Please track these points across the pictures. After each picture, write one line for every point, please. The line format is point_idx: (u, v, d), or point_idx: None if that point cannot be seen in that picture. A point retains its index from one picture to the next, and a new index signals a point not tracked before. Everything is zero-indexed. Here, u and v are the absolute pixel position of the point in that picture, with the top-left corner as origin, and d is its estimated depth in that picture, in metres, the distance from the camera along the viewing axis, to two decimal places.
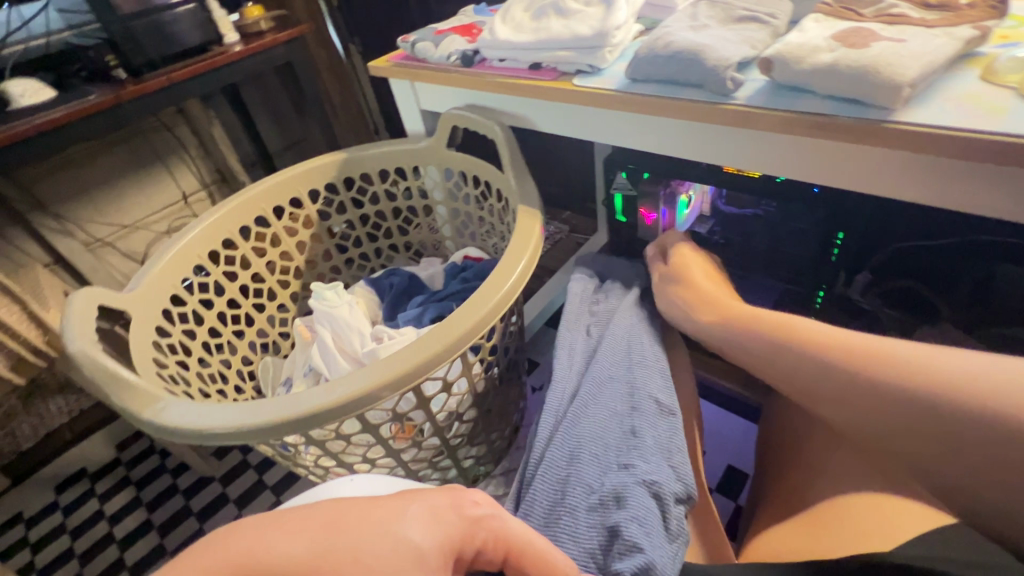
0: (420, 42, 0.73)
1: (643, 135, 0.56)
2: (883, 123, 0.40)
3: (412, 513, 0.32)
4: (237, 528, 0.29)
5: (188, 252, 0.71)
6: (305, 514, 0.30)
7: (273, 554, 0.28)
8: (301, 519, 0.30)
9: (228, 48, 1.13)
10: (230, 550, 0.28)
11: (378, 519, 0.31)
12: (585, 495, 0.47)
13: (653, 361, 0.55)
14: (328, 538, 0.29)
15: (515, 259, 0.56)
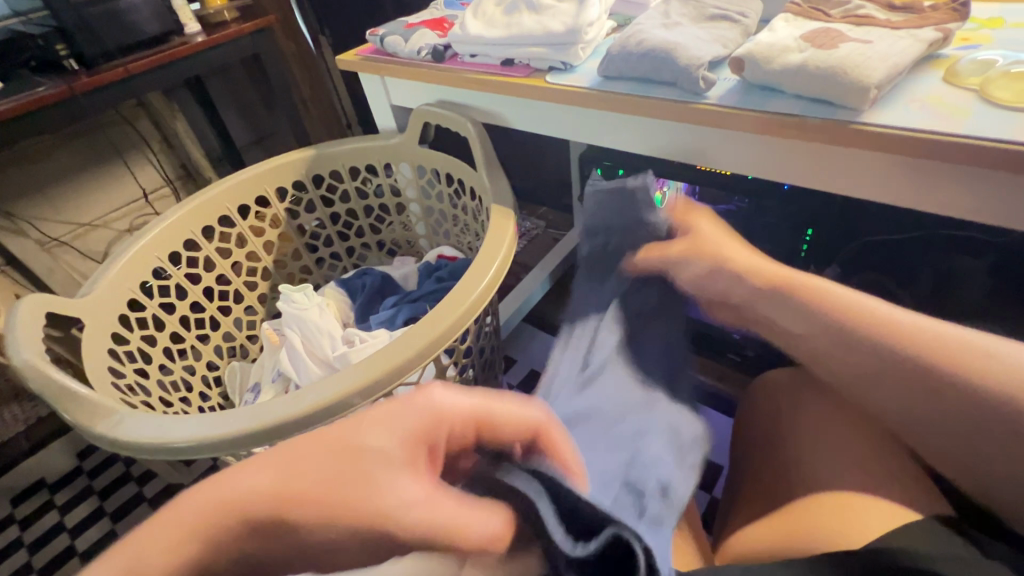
0: (390, 36, 0.71)
1: (618, 134, 0.55)
2: (850, 125, 0.40)
3: (366, 424, 0.31)
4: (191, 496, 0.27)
5: (147, 255, 0.68)
6: (270, 454, 0.29)
7: (241, 491, 0.27)
8: (263, 459, 0.29)
9: (190, 38, 1.08)
10: (199, 508, 0.27)
11: (330, 439, 0.30)
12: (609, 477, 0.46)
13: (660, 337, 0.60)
14: (290, 469, 0.28)
15: (488, 260, 0.55)
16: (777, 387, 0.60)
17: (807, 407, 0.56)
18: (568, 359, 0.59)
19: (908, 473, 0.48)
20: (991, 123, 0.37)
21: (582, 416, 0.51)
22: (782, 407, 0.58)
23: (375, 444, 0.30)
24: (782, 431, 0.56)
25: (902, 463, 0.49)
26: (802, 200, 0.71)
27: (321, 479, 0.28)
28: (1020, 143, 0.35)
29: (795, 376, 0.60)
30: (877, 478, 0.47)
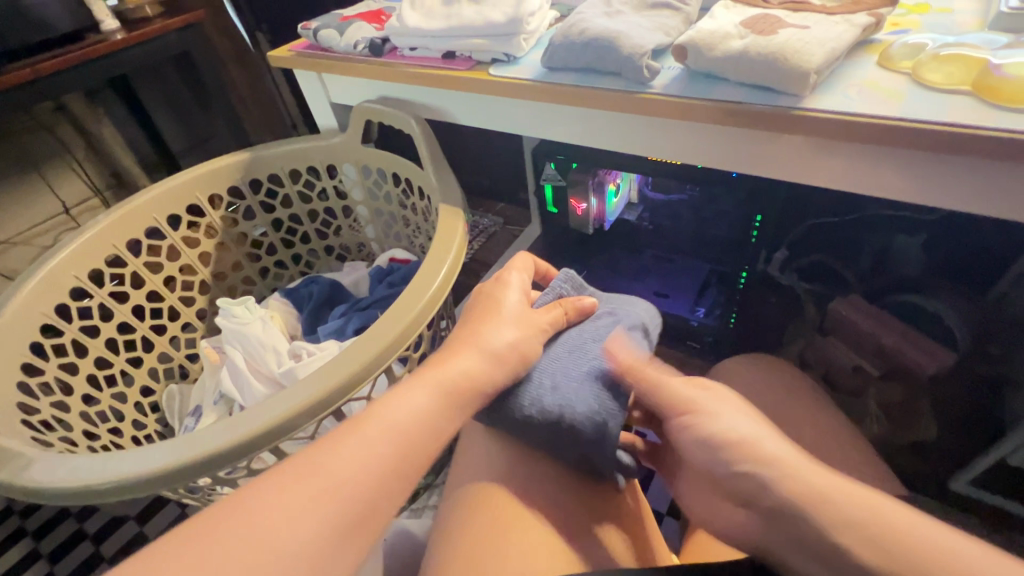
0: (323, 30, 0.67)
1: (567, 125, 0.54)
2: (794, 112, 0.40)
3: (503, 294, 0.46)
4: (458, 342, 0.42)
5: (62, 276, 0.62)
6: (476, 317, 0.44)
7: (489, 341, 0.42)
8: (475, 330, 0.43)
9: (107, 37, 1.01)
10: (469, 347, 0.41)
11: (502, 315, 0.44)
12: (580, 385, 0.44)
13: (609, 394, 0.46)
14: (490, 319, 0.44)
15: (438, 262, 0.52)
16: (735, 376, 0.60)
17: (767, 396, 0.56)
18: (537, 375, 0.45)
19: (861, 456, 0.49)
20: (924, 106, 0.38)
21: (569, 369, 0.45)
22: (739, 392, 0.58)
23: (506, 307, 0.45)
24: None
25: (856, 450, 0.50)
26: (748, 187, 0.73)
27: (487, 368, 0.41)
28: (954, 125, 0.36)
29: (751, 364, 0.61)
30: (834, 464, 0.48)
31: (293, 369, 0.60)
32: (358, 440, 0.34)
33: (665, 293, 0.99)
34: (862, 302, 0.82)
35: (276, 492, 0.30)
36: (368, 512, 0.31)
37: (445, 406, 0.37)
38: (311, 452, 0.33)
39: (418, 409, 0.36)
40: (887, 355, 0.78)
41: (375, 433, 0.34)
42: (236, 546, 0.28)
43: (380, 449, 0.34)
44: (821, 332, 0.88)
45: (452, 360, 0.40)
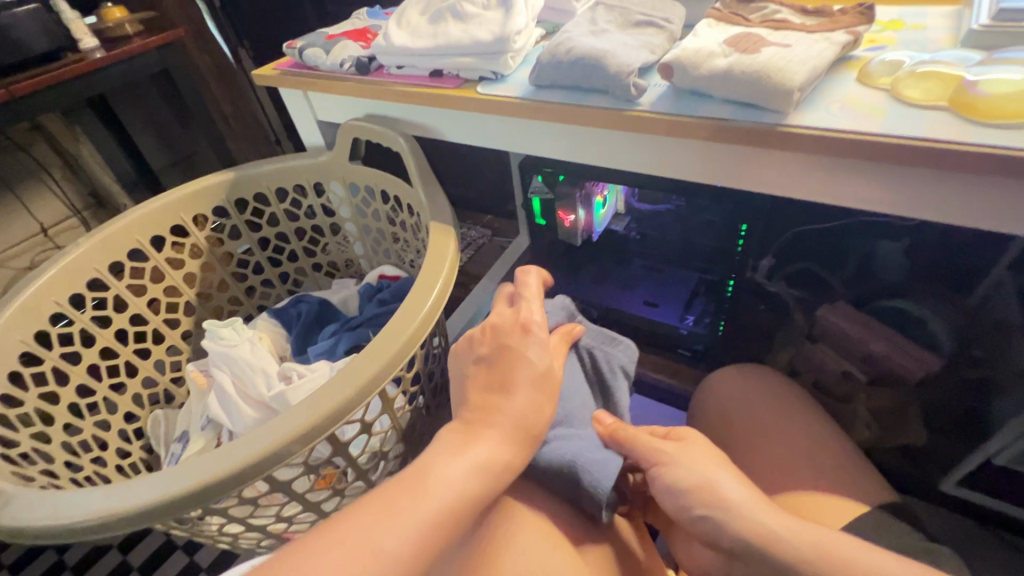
0: (309, 49, 0.67)
1: (556, 142, 0.54)
2: (780, 127, 0.41)
3: (534, 347, 0.42)
4: (504, 408, 0.38)
5: (41, 300, 0.60)
6: (521, 372, 0.40)
7: (533, 415, 0.39)
8: (526, 394, 0.39)
9: (87, 55, 1.01)
10: (516, 417, 0.38)
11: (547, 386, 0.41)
12: (584, 432, 0.47)
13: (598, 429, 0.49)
14: (533, 385, 0.40)
15: (431, 280, 0.51)
16: (727, 388, 0.60)
17: (761, 407, 0.57)
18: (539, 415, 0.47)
19: (855, 466, 0.50)
20: (904, 122, 0.39)
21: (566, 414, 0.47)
22: (734, 405, 0.58)
23: (540, 369, 0.41)
24: (739, 438, 0.56)
25: (850, 460, 0.51)
26: (733, 199, 0.74)
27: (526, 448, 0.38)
28: (932, 140, 0.37)
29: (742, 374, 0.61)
30: (829, 476, 0.49)
31: (284, 391, 0.58)
32: (395, 525, 0.31)
33: (655, 302, 0.99)
34: (851, 308, 0.85)
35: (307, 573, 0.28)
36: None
37: (488, 483, 0.35)
38: (340, 534, 0.30)
39: (462, 488, 0.34)
40: (877, 362, 0.80)
41: (425, 516, 0.32)
42: None
43: (420, 539, 0.31)
44: (808, 339, 0.89)
45: (492, 427, 0.37)
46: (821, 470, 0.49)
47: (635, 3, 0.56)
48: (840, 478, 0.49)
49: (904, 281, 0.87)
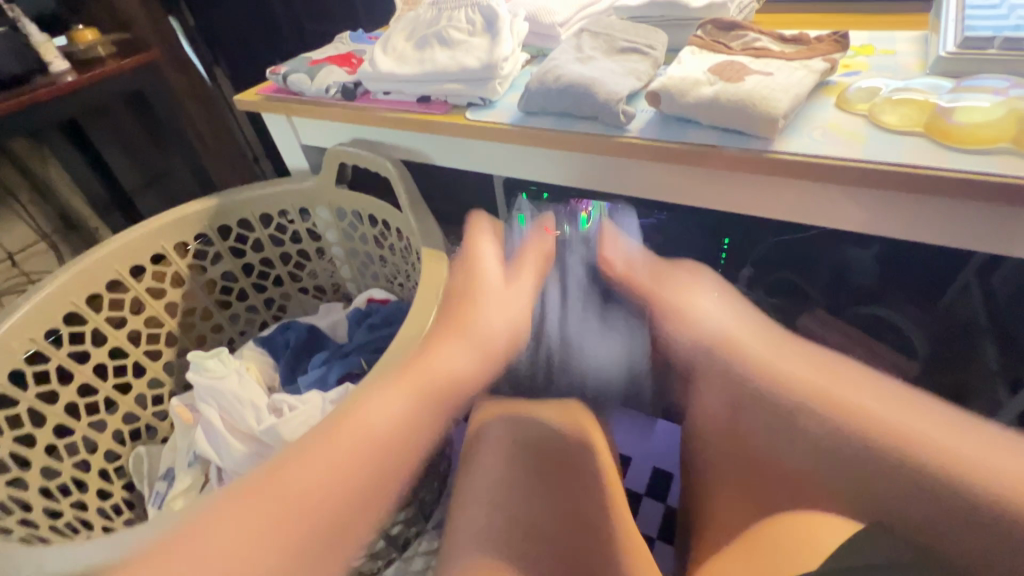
0: (293, 74, 0.67)
1: (546, 167, 0.55)
2: (767, 153, 0.42)
3: (489, 266, 0.57)
4: (447, 333, 0.50)
5: (14, 338, 0.58)
6: (469, 300, 0.53)
7: (482, 329, 0.50)
8: (470, 316, 0.51)
9: (59, 79, 0.99)
10: (455, 338, 0.49)
11: (496, 298, 0.54)
12: (594, 318, 0.63)
13: (608, 312, 0.64)
14: (482, 307, 0.52)
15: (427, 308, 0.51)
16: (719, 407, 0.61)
17: None
18: (556, 316, 0.62)
19: None
20: (885, 148, 0.40)
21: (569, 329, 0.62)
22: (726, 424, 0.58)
23: (490, 284, 0.55)
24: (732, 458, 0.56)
25: None
26: None
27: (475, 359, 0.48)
28: (913, 166, 0.38)
29: None
30: None
31: (275, 428, 0.57)
32: (328, 450, 0.40)
33: None
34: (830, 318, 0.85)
35: (238, 513, 0.37)
36: (344, 517, 0.38)
37: (419, 410, 0.44)
38: (287, 467, 0.39)
39: (397, 427, 0.42)
40: None
41: (349, 439, 0.41)
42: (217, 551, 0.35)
43: (349, 465, 0.39)
44: None
45: (433, 358, 0.47)
46: None
47: (618, 30, 0.57)
48: None
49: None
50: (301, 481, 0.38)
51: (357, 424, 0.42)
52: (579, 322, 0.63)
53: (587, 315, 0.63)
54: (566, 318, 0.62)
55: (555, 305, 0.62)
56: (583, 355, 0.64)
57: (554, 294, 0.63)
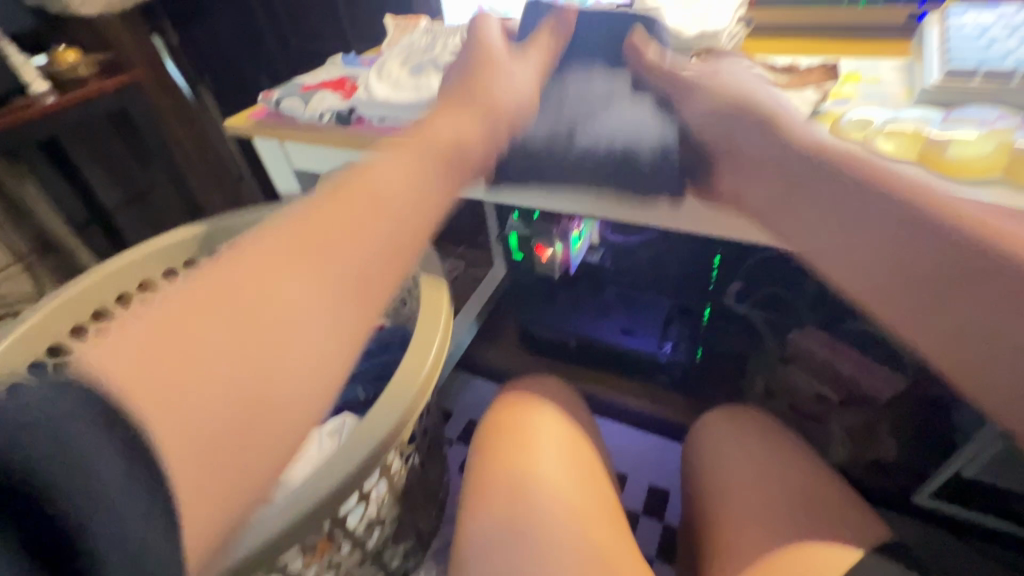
0: (286, 100, 0.66)
1: (545, 195, 0.55)
2: (758, 185, 0.45)
3: (488, 69, 0.53)
4: (449, 121, 0.48)
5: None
6: (466, 99, 0.50)
7: (485, 120, 0.50)
8: (469, 107, 0.50)
9: (40, 100, 0.99)
10: (458, 127, 0.48)
11: (493, 95, 0.51)
12: (621, 125, 0.51)
13: (639, 118, 0.51)
14: (483, 113, 0.50)
15: (427, 340, 0.51)
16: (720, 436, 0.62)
17: (749, 451, 0.58)
18: (554, 140, 0.52)
19: (847, 506, 0.51)
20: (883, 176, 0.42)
21: (565, 95, 0.55)
22: (720, 448, 0.61)
23: (489, 83, 0.52)
24: (729, 488, 0.56)
25: (841, 500, 0.52)
26: None
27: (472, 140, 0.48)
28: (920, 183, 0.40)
29: (731, 419, 0.63)
30: (828, 523, 0.49)
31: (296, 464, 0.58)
32: (329, 238, 0.36)
33: (632, 329, 1.03)
34: (816, 329, 0.91)
35: (218, 292, 0.31)
36: (348, 308, 0.35)
37: (423, 190, 0.42)
38: (271, 247, 0.34)
39: (389, 218, 0.39)
40: None
41: (353, 220, 0.37)
42: (170, 351, 0.28)
43: (352, 252, 0.36)
44: (781, 360, 0.95)
45: (436, 145, 0.45)
46: (817, 514, 0.50)
47: (615, 50, 0.56)
48: (834, 518, 0.50)
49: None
50: (299, 248, 0.34)
51: (366, 207, 0.38)
52: (591, 137, 0.50)
53: (603, 119, 0.51)
54: (571, 107, 0.53)
55: (558, 118, 0.53)
56: (587, 131, 0.51)
57: (556, 111, 0.53)
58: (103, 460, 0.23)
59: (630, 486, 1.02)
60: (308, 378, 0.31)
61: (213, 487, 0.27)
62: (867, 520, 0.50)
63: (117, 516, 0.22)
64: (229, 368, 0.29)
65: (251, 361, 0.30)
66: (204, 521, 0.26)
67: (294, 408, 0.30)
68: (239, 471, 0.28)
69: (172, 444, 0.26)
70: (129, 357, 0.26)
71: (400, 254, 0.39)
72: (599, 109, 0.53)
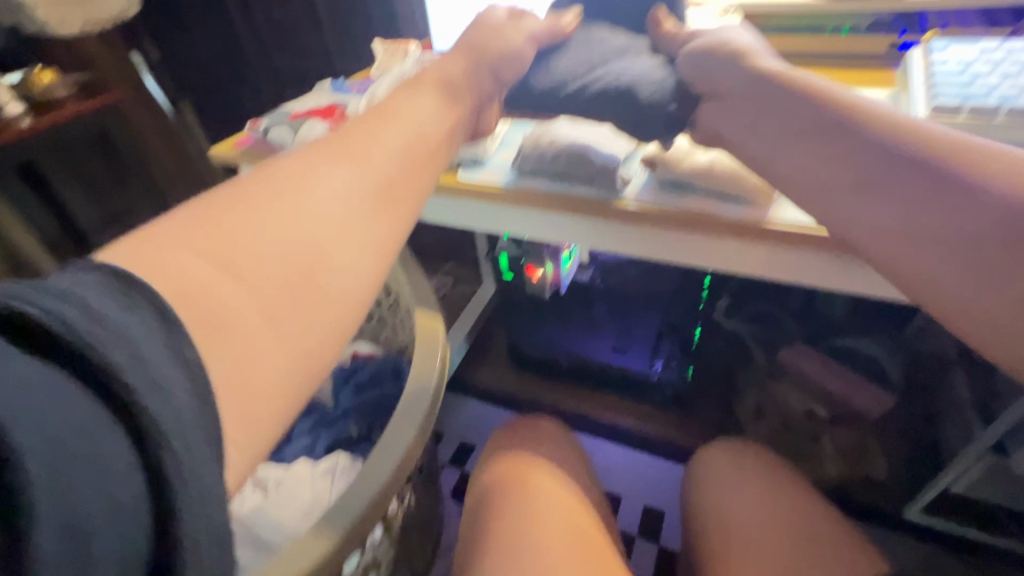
0: (274, 129, 0.65)
1: (540, 228, 0.55)
2: (761, 223, 0.45)
3: (493, 23, 0.53)
4: (461, 65, 0.48)
5: None
6: (473, 47, 0.50)
7: (495, 71, 0.50)
8: (479, 56, 0.50)
9: (15, 123, 0.96)
10: (471, 74, 0.48)
11: (501, 43, 0.51)
12: (627, 68, 0.50)
13: (646, 66, 0.50)
14: (490, 58, 0.50)
15: (423, 387, 0.51)
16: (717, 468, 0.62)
17: (744, 483, 0.59)
18: (563, 83, 0.51)
19: (845, 537, 0.52)
20: None
21: (581, 42, 0.54)
22: (721, 489, 0.60)
23: (495, 34, 0.52)
24: (726, 522, 0.56)
25: (837, 532, 0.52)
26: None
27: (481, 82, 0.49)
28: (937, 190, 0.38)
29: (726, 451, 0.64)
30: (827, 557, 0.50)
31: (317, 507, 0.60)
32: (361, 146, 0.36)
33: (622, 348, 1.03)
34: (808, 348, 0.91)
35: (259, 197, 0.31)
36: (379, 202, 0.35)
37: (443, 122, 0.43)
38: (305, 158, 0.35)
39: (405, 131, 0.39)
40: None
41: (381, 136, 0.38)
42: (220, 242, 0.29)
43: (385, 160, 0.37)
44: (769, 378, 0.93)
45: (449, 88, 0.46)
46: (815, 547, 0.51)
47: (605, 46, 0.53)
48: (833, 550, 0.50)
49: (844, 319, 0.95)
50: (333, 158, 0.35)
51: (394, 130, 0.39)
52: (598, 77, 0.50)
53: (612, 64, 0.51)
54: (582, 52, 0.53)
55: (569, 61, 0.52)
56: (595, 73, 0.50)
57: (569, 57, 0.53)
58: (173, 376, 0.23)
59: (624, 507, 1.01)
60: (345, 265, 0.32)
61: (264, 367, 0.27)
62: (864, 551, 0.50)
63: (178, 434, 0.22)
64: (262, 256, 0.29)
65: (291, 257, 0.30)
66: (253, 400, 0.27)
67: (334, 292, 0.31)
68: (285, 349, 0.28)
69: (213, 329, 0.26)
70: (183, 257, 0.27)
71: (427, 167, 0.40)
72: (610, 54, 0.52)
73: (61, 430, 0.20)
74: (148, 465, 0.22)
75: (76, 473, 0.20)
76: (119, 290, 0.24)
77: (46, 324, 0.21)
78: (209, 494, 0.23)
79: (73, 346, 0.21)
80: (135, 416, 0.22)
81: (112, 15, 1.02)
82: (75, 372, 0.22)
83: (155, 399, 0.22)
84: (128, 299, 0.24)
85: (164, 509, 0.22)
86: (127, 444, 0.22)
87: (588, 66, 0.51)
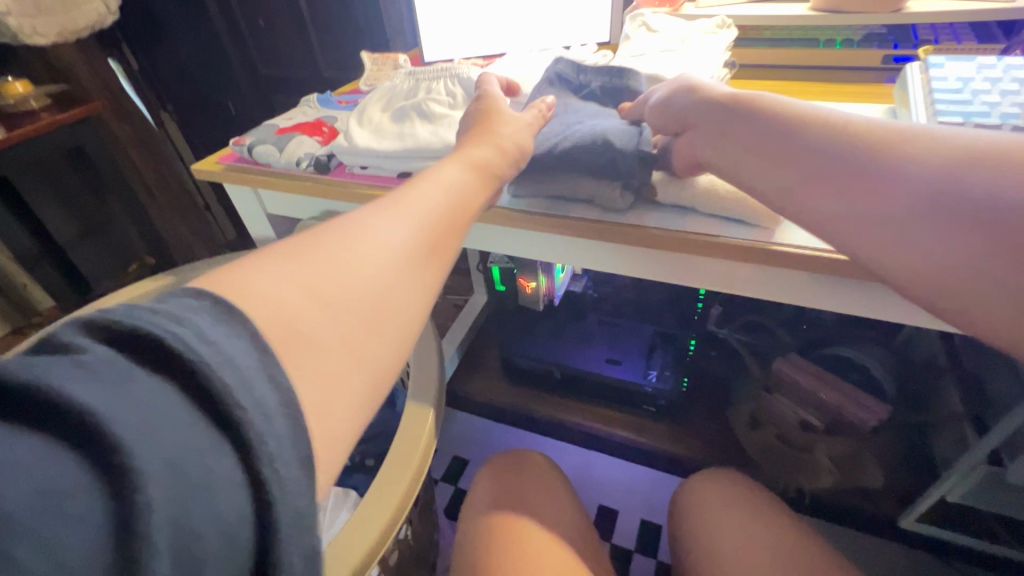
0: (259, 145, 0.62)
1: (542, 249, 0.54)
2: (767, 245, 0.44)
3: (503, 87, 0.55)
4: (496, 114, 0.50)
5: None
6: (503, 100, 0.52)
7: (527, 114, 0.51)
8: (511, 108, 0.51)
9: None
10: (508, 119, 0.50)
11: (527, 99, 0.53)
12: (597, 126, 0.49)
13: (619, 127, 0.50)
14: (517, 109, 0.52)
15: (419, 426, 0.56)
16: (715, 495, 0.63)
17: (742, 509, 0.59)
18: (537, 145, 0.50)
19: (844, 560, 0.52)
20: None
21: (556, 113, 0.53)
22: (710, 514, 0.61)
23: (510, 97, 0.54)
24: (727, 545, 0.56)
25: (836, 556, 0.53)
26: None
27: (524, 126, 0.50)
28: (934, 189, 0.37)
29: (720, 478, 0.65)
30: None
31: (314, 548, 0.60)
32: (415, 199, 0.37)
33: (617, 358, 0.96)
34: (800, 358, 0.90)
35: (329, 236, 0.31)
36: (434, 249, 0.35)
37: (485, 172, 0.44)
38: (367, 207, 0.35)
39: (448, 182, 0.41)
40: (828, 409, 0.85)
41: (434, 189, 0.39)
42: (300, 275, 0.28)
43: (438, 210, 0.37)
44: (765, 389, 0.92)
45: (491, 135, 0.47)
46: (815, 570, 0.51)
47: (583, 113, 0.53)
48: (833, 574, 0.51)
49: (838, 328, 0.94)
50: (394, 207, 0.35)
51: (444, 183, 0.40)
52: (570, 136, 0.49)
53: (584, 125, 0.50)
54: (559, 119, 0.52)
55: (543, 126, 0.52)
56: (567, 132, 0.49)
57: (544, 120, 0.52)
58: (269, 397, 0.22)
59: (620, 522, 0.99)
60: (410, 303, 0.31)
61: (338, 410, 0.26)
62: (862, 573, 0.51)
63: (280, 460, 0.21)
64: (340, 286, 0.28)
65: (366, 291, 0.29)
66: (326, 436, 0.25)
67: (400, 331, 0.30)
68: (360, 380, 0.27)
69: (301, 359, 0.25)
70: (267, 286, 0.26)
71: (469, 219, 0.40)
72: (586, 118, 0.51)
73: (176, 455, 0.19)
74: (255, 493, 0.20)
75: (189, 494, 0.19)
76: (224, 314, 0.23)
77: (165, 344, 0.21)
78: (303, 513, 0.21)
79: (190, 366, 0.21)
80: (245, 438, 0.21)
81: (90, 22, 1.00)
82: (186, 393, 0.21)
83: (260, 419, 0.21)
84: (231, 322, 0.23)
85: (264, 544, 0.20)
86: (233, 469, 0.20)
87: (563, 128, 0.51)
